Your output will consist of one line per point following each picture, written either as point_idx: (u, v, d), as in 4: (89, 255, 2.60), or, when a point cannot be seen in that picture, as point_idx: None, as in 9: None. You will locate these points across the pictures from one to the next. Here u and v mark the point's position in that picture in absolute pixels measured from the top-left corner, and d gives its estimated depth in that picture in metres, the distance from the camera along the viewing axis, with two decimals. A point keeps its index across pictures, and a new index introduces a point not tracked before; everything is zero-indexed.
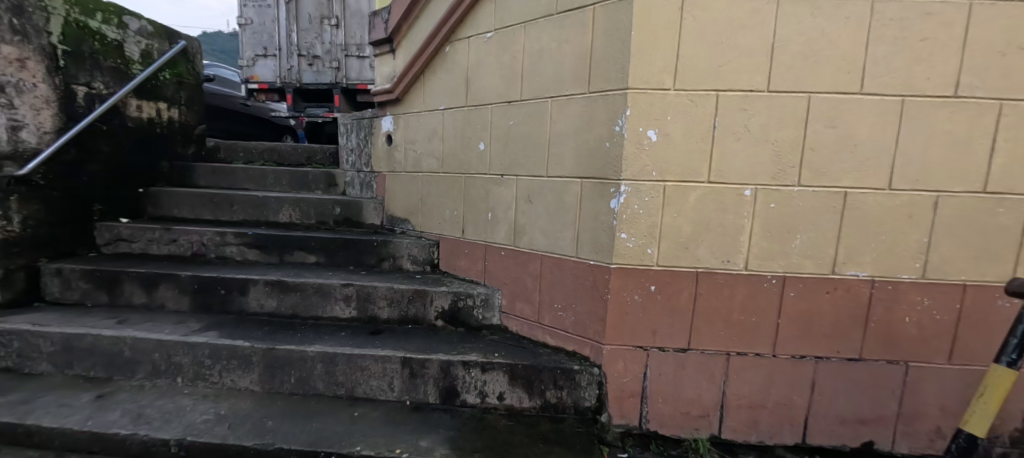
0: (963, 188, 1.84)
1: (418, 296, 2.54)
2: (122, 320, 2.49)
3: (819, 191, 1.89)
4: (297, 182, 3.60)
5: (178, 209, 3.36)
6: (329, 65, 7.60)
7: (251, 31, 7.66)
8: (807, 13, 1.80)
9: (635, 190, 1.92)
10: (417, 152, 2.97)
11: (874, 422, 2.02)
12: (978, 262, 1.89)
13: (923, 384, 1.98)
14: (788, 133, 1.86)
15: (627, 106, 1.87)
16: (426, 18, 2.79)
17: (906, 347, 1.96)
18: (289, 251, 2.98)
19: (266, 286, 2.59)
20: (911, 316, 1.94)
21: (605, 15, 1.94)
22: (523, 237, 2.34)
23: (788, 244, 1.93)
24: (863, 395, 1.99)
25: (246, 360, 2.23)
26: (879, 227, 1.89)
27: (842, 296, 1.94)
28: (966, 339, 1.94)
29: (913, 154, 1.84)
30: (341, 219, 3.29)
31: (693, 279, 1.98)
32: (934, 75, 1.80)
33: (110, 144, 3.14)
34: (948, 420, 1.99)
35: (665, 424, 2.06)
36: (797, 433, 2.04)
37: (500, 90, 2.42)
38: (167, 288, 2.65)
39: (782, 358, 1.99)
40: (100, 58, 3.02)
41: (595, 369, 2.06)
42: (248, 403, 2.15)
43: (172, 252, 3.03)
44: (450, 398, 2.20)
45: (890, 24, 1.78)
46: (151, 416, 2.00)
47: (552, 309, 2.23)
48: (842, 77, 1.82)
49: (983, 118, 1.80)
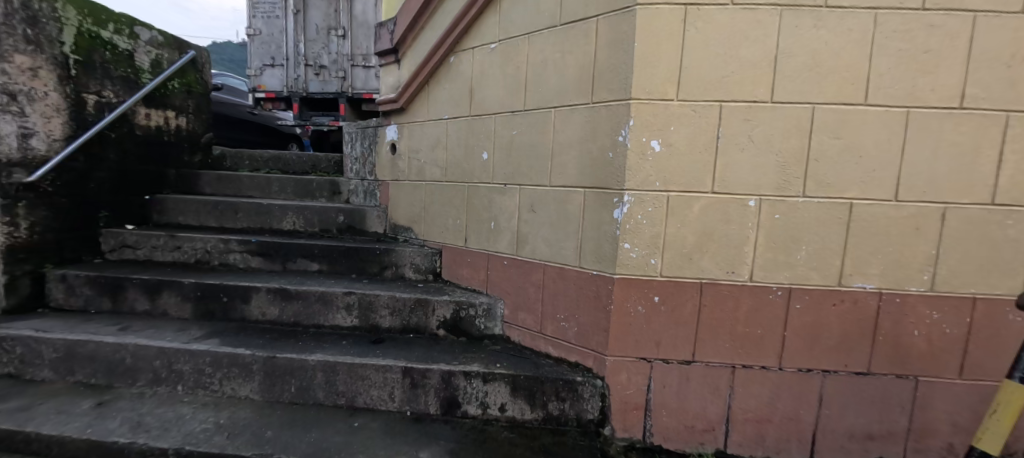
0: (970, 200, 1.83)
1: (419, 305, 2.53)
2: (124, 327, 2.48)
3: (823, 201, 1.87)
4: (301, 190, 3.62)
5: (183, 217, 3.37)
6: (335, 75, 7.70)
7: (260, 42, 7.76)
8: (810, 24, 1.80)
9: (639, 199, 1.90)
10: (421, 162, 2.99)
11: (884, 438, 1.97)
12: (988, 274, 1.86)
13: (933, 400, 1.94)
14: (791, 144, 1.86)
15: (629, 117, 1.88)
16: (430, 30, 2.83)
17: (915, 360, 1.92)
18: (291, 259, 2.98)
19: (268, 294, 2.59)
20: (921, 329, 1.90)
21: (606, 26, 1.96)
22: (526, 246, 2.34)
23: (793, 256, 1.91)
24: (872, 410, 1.95)
25: (246, 368, 2.22)
26: (886, 238, 1.87)
27: (849, 309, 1.92)
28: (977, 353, 1.90)
29: (919, 166, 1.83)
30: (344, 228, 3.30)
31: (697, 290, 1.96)
32: (938, 87, 1.79)
33: (118, 152, 3.17)
34: (960, 437, 1.94)
35: (670, 438, 2.03)
36: (806, 449, 1.99)
37: (504, 99, 2.43)
38: (169, 295, 2.65)
39: (788, 371, 1.96)
40: (110, 67, 3.06)
41: (597, 380, 2.04)
42: (247, 412, 2.13)
43: (176, 259, 3.03)
44: (451, 409, 2.17)
45: (894, 36, 1.78)
46: (150, 424, 1.99)
47: (554, 319, 2.21)
48: (846, 88, 1.82)
49: (989, 130, 1.79)
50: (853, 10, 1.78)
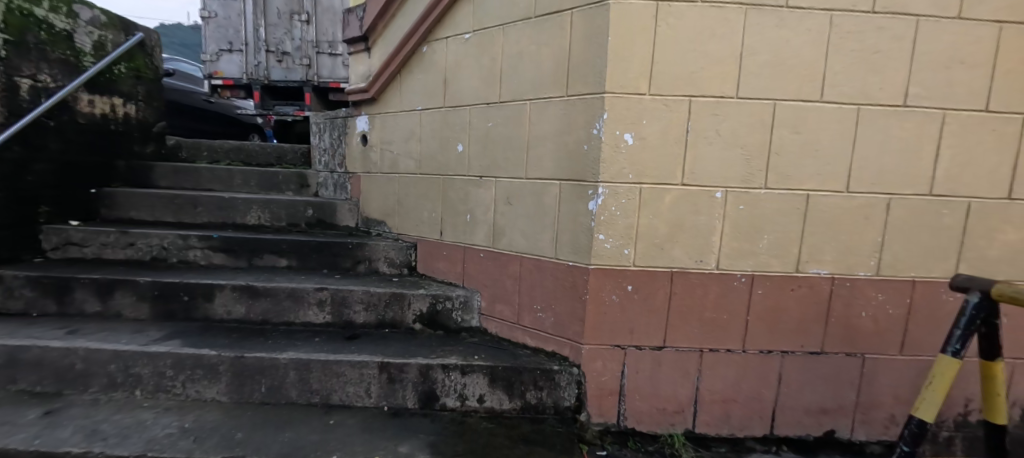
0: (912, 191, 1.99)
1: (395, 299, 2.49)
2: (73, 330, 2.31)
3: (784, 193, 1.98)
4: (267, 183, 3.47)
5: (136, 212, 3.16)
6: (299, 62, 7.36)
7: (216, 25, 7.28)
8: (773, 23, 1.89)
9: (613, 192, 1.95)
10: (394, 153, 2.93)
11: (836, 412, 2.13)
12: (925, 259, 2.04)
13: (878, 375, 2.11)
14: (755, 138, 1.95)
15: (603, 110, 1.91)
16: (400, 19, 2.77)
17: (863, 339, 2.09)
18: (258, 255, 2.86)
19: (233, 291, 2.48)
20: (868, 310, 2.07)
21: (582, 19, 1.97)
22: (502, 239, 2.35)
23: (755, 245, 2.02)
24: (826, 387, 2.11)
25: (212, 369, 2.13)
26: (838, 228, 2.01)
27: (806, 293, 2.05)
28: (915, 331, 2.09)
29: (868, 159, 1.97)
30: (314, 221, 3.20)
31: (668, 279, 2.03)
32: (886, 86, 1.93)
33: (59, 142, 2.92)
34: (901, 408, 2.13)
35: (643, 421, 2.11)
36: (766, 425, 2.13)
37: (478, 91, 2.41)
38: (124, 295, 2.49)
39: (751, 353, 2.08)
40: (46, 49, 2.81)
41: (574, 368, 2.09)
42: (215, 414, 2.05)
43: (129, 256, 2.85)
44: (429, 402, 2.17)
45: (847, 37, 1.90)
46: (107, 432, 1.88)
47: (531, 310, 2.25)
48: (804, 86, 1.92)
49: (927, 127, 1.95)
50: (811, 11, 1.88)
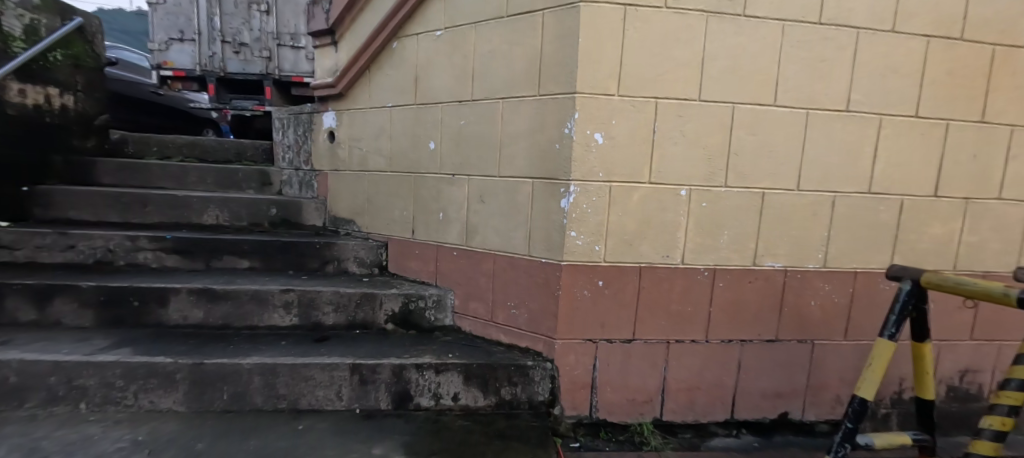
0: (854, 189, 2.16)
1: (365, 300, 2.44)
2: (5, 341, 2.11)
3: (743, 191, 2.11)
4: (224, 181, 3.30)
5: (75, 212, 2.91)
6: (259, 55, 7.03)
7: (165, 11, 6.80)
8: (731, 31, 1.99)
9: (584, 190, 2.00)
10: (362, 150, 2.86)
11: (789, 395, 2.29)
12: (865, 252, 2.22)
13: (826, 359, 2.28)
14: (715, 139, 2.06)
15: (575, 110, 1.95)
16: (367, 13, 2.71)
17: (813, 326, 2.25)
18: (216, 256, 2.71)
19: (190, 295, 2.35)
20: (816, 300, 2.23)
21: (554, 19, 2.00)
22: (475, 237, 2.35)
23: (716, 240, 2.13)
24: (780, 372, 2.26)
25: (168, 378, 2.00)
26: (790, 224, 2.16)
27: (762, 285, 2.18)
28: (858, 318, 2.27)
29: (816, 160, 2.12)
30: (278, 221, 3.08)
31: (636, 274, 2.11)
32: (831, 92, 2.08)
33: None
34: (845, 389, 2.31)
35: (614, 411, 2.18)
36: (727, 410, 2.25)
37: (450, 88, 2.40)
38: (64, 301, 2.30)
39: (713, 343, 2.20)
40: None
41: (548, 363, 2.13)
42: (172, 426, 1.93)
43: (69, 259, 2.63)
44: (403, 402, 2.15)
45: (797, 46, 2.03)
46: (49, 449, 1.73)
47: (505, 307, 2.27)
48: (759, 90, 2.05)
49: (867, 131, 2.13)
50: (766, 20, 2.00)
